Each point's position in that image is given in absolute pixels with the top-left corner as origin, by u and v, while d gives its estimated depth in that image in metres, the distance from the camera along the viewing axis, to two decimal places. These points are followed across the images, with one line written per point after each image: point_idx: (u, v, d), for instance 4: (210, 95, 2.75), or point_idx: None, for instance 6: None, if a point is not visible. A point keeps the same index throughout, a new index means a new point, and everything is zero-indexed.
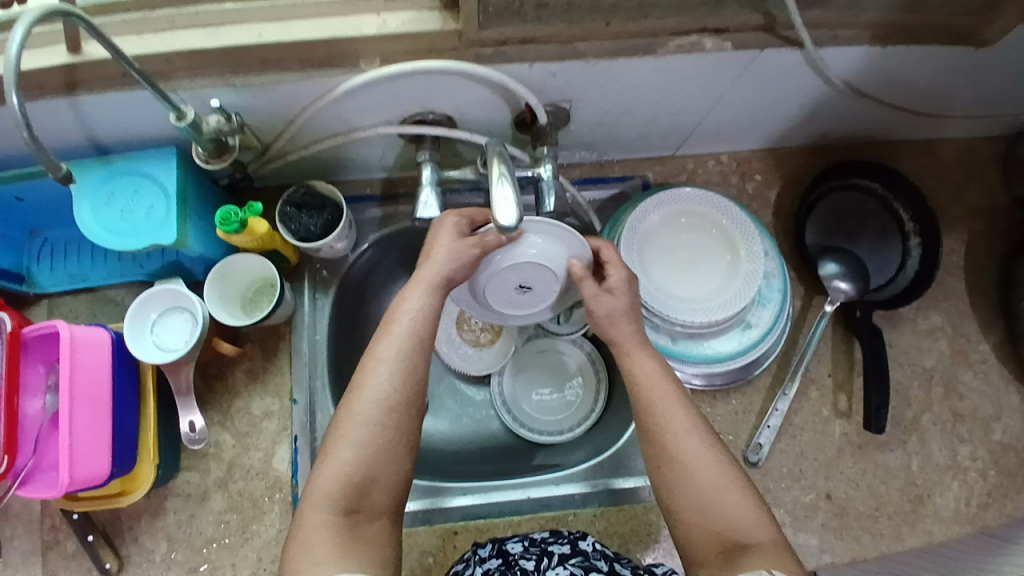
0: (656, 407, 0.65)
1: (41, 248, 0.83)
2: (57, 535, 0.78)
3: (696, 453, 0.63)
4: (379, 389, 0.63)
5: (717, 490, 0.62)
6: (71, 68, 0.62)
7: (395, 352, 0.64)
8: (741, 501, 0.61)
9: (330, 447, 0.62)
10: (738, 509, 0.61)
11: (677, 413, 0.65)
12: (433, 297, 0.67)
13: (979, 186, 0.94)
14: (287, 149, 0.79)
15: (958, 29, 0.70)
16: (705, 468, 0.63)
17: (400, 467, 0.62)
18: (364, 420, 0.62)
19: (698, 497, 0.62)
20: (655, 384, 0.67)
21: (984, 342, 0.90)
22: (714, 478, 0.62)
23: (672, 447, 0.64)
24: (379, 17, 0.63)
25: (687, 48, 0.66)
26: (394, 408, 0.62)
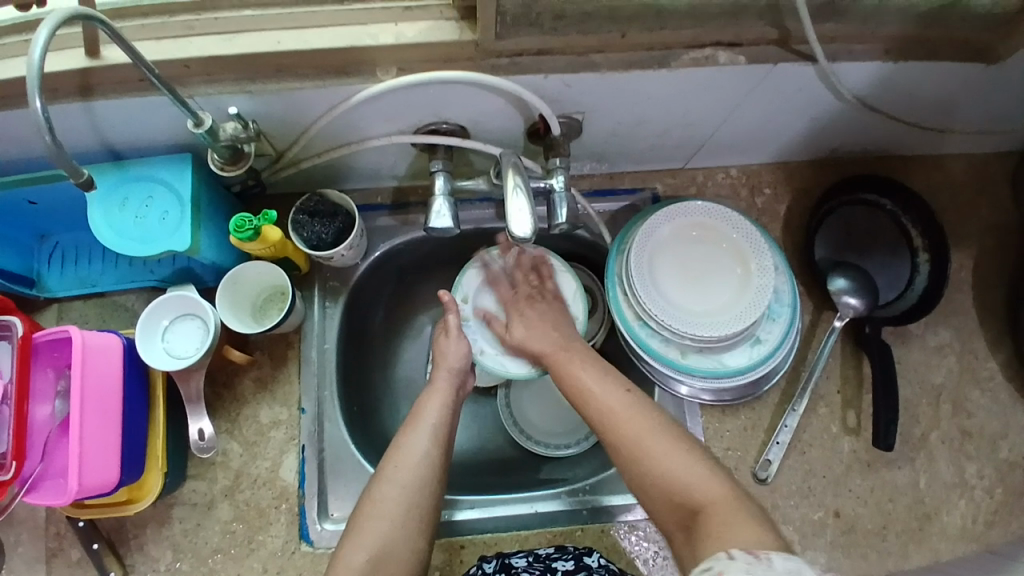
0: (623, 419, 0.67)
1: (52, 252, 0.83)
2: (61, 543, 0.77)
3: (664, 447, 0.64)
4: (404, 466, 0.69)
5: (688, 476, 0.61)
6: (87, 72, 0.63)
7: (421, 439, 0.72)
8: (701, 472, 0.61)
9: (355, 518, 0.67)
10: (696, 479, 0.61)
11: (641, 417, 0.67)
12: (448, 403, 0.76)
13: (986, 203, 0.94)
14: (300, 158, 0.79)
15: (966, 45, 0.71)
16: (677, 459, 0.62)
17: (415, 543, 0.66)
18: (392, 492, 0.67)
19: (672, 485, 0.61)
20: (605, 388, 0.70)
21: (991, 359, 0.89)
22: (686, 464, 0.62)
23: (644, 448, 0.64)
24: (396, 26, 0.64)
25: (701, 61, 0.66)
26: (415, 488, 0.68)
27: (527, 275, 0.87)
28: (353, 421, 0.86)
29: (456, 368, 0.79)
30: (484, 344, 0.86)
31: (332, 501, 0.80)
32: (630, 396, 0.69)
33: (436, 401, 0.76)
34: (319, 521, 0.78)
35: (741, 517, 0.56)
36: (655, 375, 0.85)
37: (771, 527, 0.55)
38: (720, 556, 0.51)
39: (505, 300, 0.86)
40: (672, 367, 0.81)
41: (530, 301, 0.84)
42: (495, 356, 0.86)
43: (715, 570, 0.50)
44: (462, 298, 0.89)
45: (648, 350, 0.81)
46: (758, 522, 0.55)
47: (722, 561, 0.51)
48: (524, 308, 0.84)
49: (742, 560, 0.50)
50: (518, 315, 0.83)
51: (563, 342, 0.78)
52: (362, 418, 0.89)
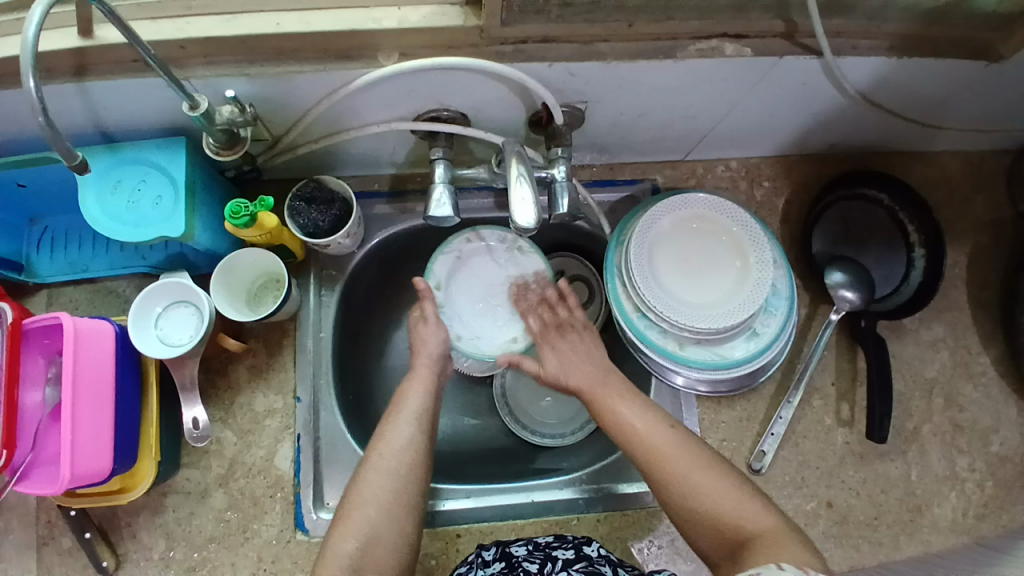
0: (659, 445, 0.68)
1: (41, 236, 0.81)
2: (51, 531, 0.76)
3: (710, 479, 0.65)
4: (388, 455, 0.69)
5: (736, 504, 0.63)
6: (81, 51, 0.61)
7: (405, 427, 0.72)
8: (744, 500, 0.63)
9: (343, 507, 0.66)
10: (738, 507, 0.63)
11: (682, 449, 0.67)
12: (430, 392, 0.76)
13: (982, 200, 0.95)
14: (298, 143, 0.78)
15: (971, 42, 0.71)
16: (723, 490, 0.64)
17: (403, 527, 0.66)
18: (379, 480, 0.67)
19: (723, 517, 0.63)
20: (638, 413, 0.71)
21: (984, 354, 0.90)
22: (733, 496, 0.63)
23: (689, 480, 0.65)
24: (399, 10, 0.62)
25: (708, 52, 0.66)
26: (399, 475, 0.68)
27: (552, 309, 0.85)
28: (349, 410, 0.86)
29: (434, 356, 0.79)
30: (459, 329, 0.87)
31: (328, 490, 0.80)
32: (661, 418, 0.71)
33: (419, 387, 0.76)
34: (314, 510, 0.78)
35: (795, 543, 0.58)
36: (653, 366, 0.85)
37: (817, 551, 0.58)
38: (768, 568, 0.53)
39: (535, 330, 0.84)
40: (670, 359, 0.81)
41: (561, 331, 0.82)
42: (471, 341, 0.87)
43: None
44: (437, 284, 0.88)
45: (646, 342, 0.81)
46: (807, 548, 0.58)
47: (771, 570, 0.52)
48: (557, 341, 0.81)
49: (792, 571, 0.52)
50: (552, 347, 0.81)
51: (599, 373, 0.76)
52: (358, 407, 0.88)
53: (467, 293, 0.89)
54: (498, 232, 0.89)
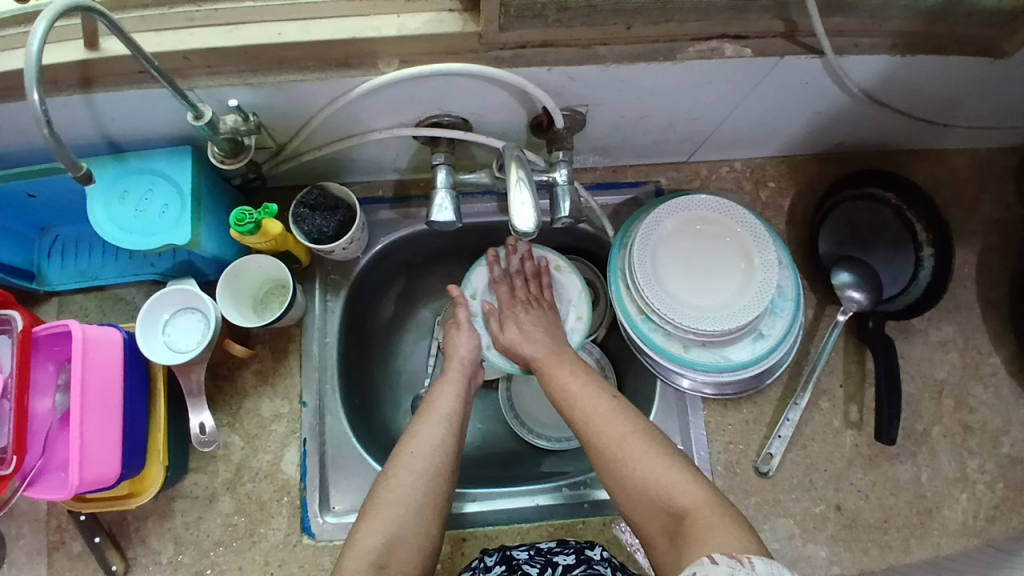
0: (605, 424, 0.68)
1: (52, 244, 0.83)
2: (62, 536, 0.77)
3: (645, 456, 0.64)
4: (419, 456, 0.69)
5: (668, 479, 0.62)
6: (87, 64, 0.62)
7: (433, 430, 0.72)
8: (677, 476, 0.62)
9: (370, 504, 0.67)
10: (671, 480, 0.62)
11: (622, 424, 0.68)
12: (460, 394, 0.77)
13: (990, 199, 0.94)
14: (301, 150, 0.79)
15: (975, 38, 0.70)
16: (656, 466, 0.63)
17: (427, 528, 0.66)
18: (406, 480, 0.68)
19: (654, 492, 0.62)
20: (588, 393, 0.72)
21: (994, 355, 0.89)
22: (668, 472, 0.63)
23: (625, 455, 0.65)
24: (398, 18, 0.63)
25: (707, 54, 0.66)
26: (428, 476, 0.68)
27: (526, 282, 0.87)
28: (354, 414, 0.86)
29: (465, 362, 0.81)
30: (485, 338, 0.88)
31: (334, 494, 0.80)
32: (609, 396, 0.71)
33: (447, 393, 0.77)
34: (320, 514, 0.79)
35: (721, 520, 0.56)
36: (658, 369, 0.85)
37: (750, 529, 0.56)
38: (702, 562, 0.51)
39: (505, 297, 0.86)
40: (675, 362, 0.80)
41: (526, 306, 0.84)
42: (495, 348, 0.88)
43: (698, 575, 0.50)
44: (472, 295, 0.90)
45: (651, 344, 0.81)
46: (735, 525, 0.56)
47: (705, 566, 0.51)
48: (518, 313, 0.84)
49: (723, 565, 0.50)
50: (513, 317, 0.83)
51: (553, 346, 0.79)
52: (363, 411, 0.89)
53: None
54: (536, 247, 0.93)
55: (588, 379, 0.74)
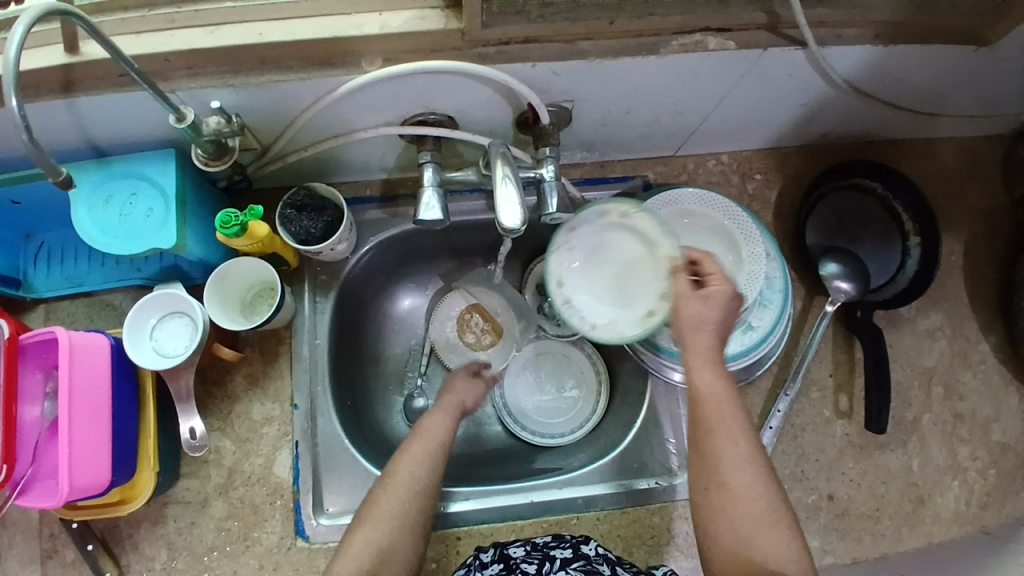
0: (724, 442, 0.61)
1: (38, 251, 0.82)
2: (55, 544, 0.77)
3: (770, 532, 0.59)
4: (413, 471, 0.70)
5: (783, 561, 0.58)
6: (68, 68, 0.61)
7: (425, 451, 0.72)
8: (783, 541, 0.59)
9: (360, 515, 0.67)
10: (774, 541, 0.59)
11: (758, 489, 0.60)
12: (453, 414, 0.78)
13: (977, 187, 0.94)
14: (286, 151, 0.78)
15: (958, 28, 0.71)
16: (775, 538, 0.59)
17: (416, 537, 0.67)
18: (397, 494, 0.68)
19: (752, 546, 0.59)
20: (718, 403, 0.62)
21: (983, 342, 0.90)
22: (789, 557, 0.58)
23: (735, 494, 0.60)
24: (381, 16, 0.63)
25: (690, 48, 0.65)
26: (421, 490, 0.69)
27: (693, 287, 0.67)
28: (346, 415, 0.86)
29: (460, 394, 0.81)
30: (594, 315, 0.76)
31: (327, 496, 0.80)
32: (735, 405, 0.62)
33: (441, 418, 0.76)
34: (314, 517, 0.78)
35: None
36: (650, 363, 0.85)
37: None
38: None
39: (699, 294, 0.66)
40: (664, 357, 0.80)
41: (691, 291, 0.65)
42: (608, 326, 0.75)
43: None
44: (564, 298, 0.77)
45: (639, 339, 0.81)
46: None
47: None
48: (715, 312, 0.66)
49: None
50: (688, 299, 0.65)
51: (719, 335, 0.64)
52: (355, 412, 0.89)
53: (591, 279, 0.78)
54: (594, 210, 0.77)
55: (742, 430, 0.61)
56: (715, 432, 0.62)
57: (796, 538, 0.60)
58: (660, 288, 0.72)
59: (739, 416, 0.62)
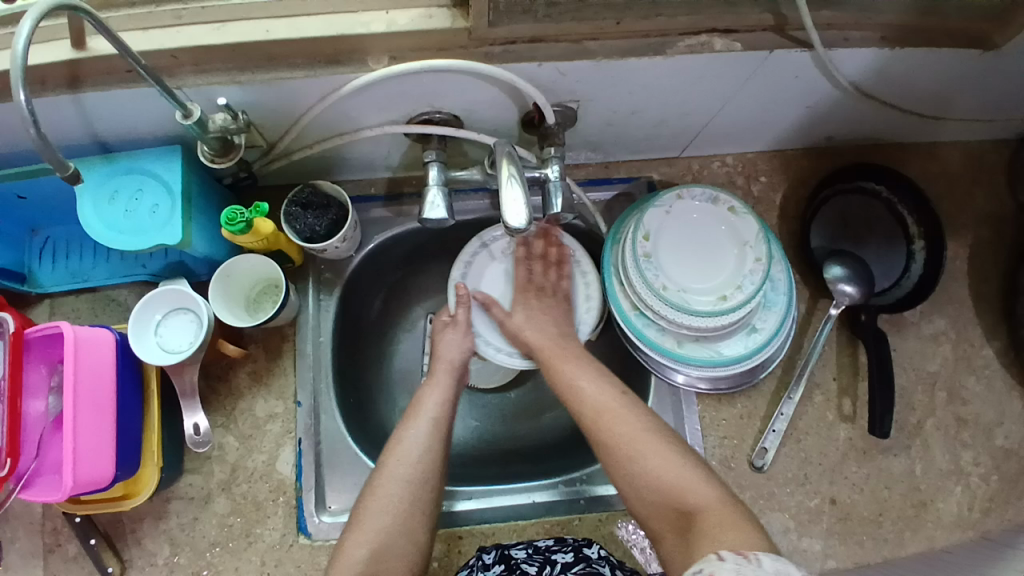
0: (614, 425, 0.69)
1: (43, 245, 0.82)
2: (57, 539, 0.77)
3: (686, 484, 0.63)
4: (405, 463, 0.70)
5: (698, 493, 0.62)
6: (75, 63, 0.62)
7: (420, 434, 0.73)
8: (700, 488, 0.62)
9: (358, 512, 0.68)
10: (694, 492, 0.62)
11: (664, 455, 0.65)
12: (448, 391, 0.78)
13: (981, 191, 0.94)
14: (292, 149, 0.78)
15: (965, 32, 0.70)
16: (693, 488, 0.62)
17: (415, 536, 0.67)
18: (393, 490, 0.68)
19: (676, 503, 0.62)
20: (606, 405, 0.71)
21: (987, 347, 0.90)
22: (696, 484, 0.62)
23: (640, 462, 0.66)
24: (388, 14, 0.63)
25: (697, 48, 0.65)
26: (417, 483, 0.69)
27: (547, 266, 0.88)
28: (350, 413, 0.86)
29: (454, 363, 0.81)
30: (665, 279, 0.80)
31: (330, 493, 0.80)
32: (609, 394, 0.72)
33: (436, 395, 0.77)
34: (316, 514, 0.78)
35: (741, 526, 0.57)
36: (652, 364, 0.85)
37: (762, 532, 0.56)
38: (708, 560, 0.52)
39: (517, 283, 0.87)
40: (668, 357, 0.80)
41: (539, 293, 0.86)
42: (676, 293, 0.79)
43: (706, 571, 0.51)
44: (644, 253, 0.80)
45: (644, 340, 0.80)
46: (746, 529, 0.56)
47: (712, 562, 0.51)
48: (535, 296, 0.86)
49: (731, 561, 0.51)
50: (525, 305, 0.85)
51: (554, 341, 0.81)
52: (358, 409, 0.89)
53: (670, 245, 0.82)
54: (708, 193, 0.82)
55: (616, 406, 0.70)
56: (608, 423, 0.69)
57: (709, 483, 0.63)
58: (757, 275, 0.78)
59: (615, 400, 0.71)
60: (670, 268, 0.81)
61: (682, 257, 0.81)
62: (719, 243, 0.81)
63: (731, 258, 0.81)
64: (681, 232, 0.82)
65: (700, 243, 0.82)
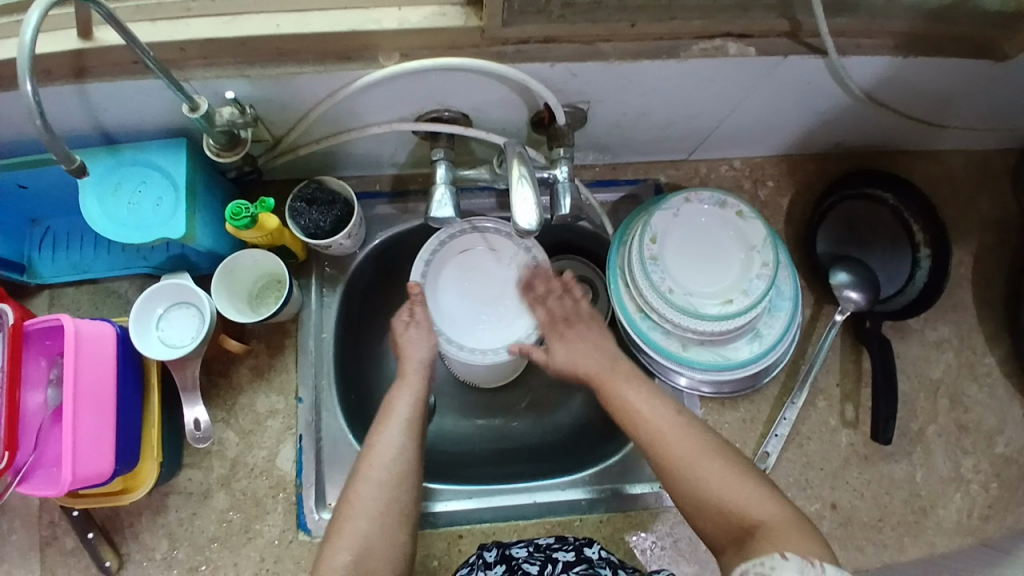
0: (672, 435, 0.68)
1: (43, 236, 0.81)
2: (55, 532, 0.76)
3: (747, 492, 0.63)
4: (379, 467, 0.70)
5: (749, 500, 0.62)
6: (81, 54, 0.61)
7: (391, 440, 0.72)
8: (761, 498, 0.62)
9: (337, 518, 0.67)
10: (753, 500, 0.62)
11: (721, 466, 0.65)
12: (419, 392, 0.77)
13: (987, 199, 0.94)
14: (298, 144, 0.78)
15: (978, 41, 0.70)
16: (751, 496, 0.63)
17: (398, 538, 0.67)
18: (369, 493, 0.68)
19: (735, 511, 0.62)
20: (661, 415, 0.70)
21: (989, 355, 0.90)
22: (757, 495, 0.63)
23: (697, 471, 0.65)
24: (400, 11, 0.62)
25: (711, 52, 0.65)
26: (394, 486, 0.69)
27: (564, 297, 0.85)
28: (351, 410, 0.85)
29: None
30: (671, 283, 0.79)
31: (329, 490, 0.80)
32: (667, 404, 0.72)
33: (408, 395, 0.76)
34: (317, 511, 0.78)
35: (804, 534, 0.57)
36: (656, 367, 0.85)
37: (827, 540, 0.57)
38: (774, 558, 0.54)
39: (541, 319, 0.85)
40: (673, 361, 0.80)
41: (568, 323, 0.83)
42: (682, 296, 0.79)
43: (767, 566, 0.53)
44: (651, 256, 0.80)
45: (649, 342, 0.80)
46: (809, 537, 0.57)
47: (775, 561, 0.53)
48: (567, 330, 0.82)
49: (795, 562, 0.53)
50: (562, 338, 0.82)
51: (608, 363, 0.77)
52: (360, 406, 0.89)
53: (677, 248, 0.81)
54: (715, 196, 0.82)
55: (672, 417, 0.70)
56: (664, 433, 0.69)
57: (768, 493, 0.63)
58: (764, 281, 0.78)
59: (668, 411, 0.70)
60: (676, 271, 0.80)
61: (688, 261, 0.81)
62: (725, 247, 0.81)
63: (738, 262, 0.81)
64: (687, 234, 0.82)
65: (706, 246, 0.81)
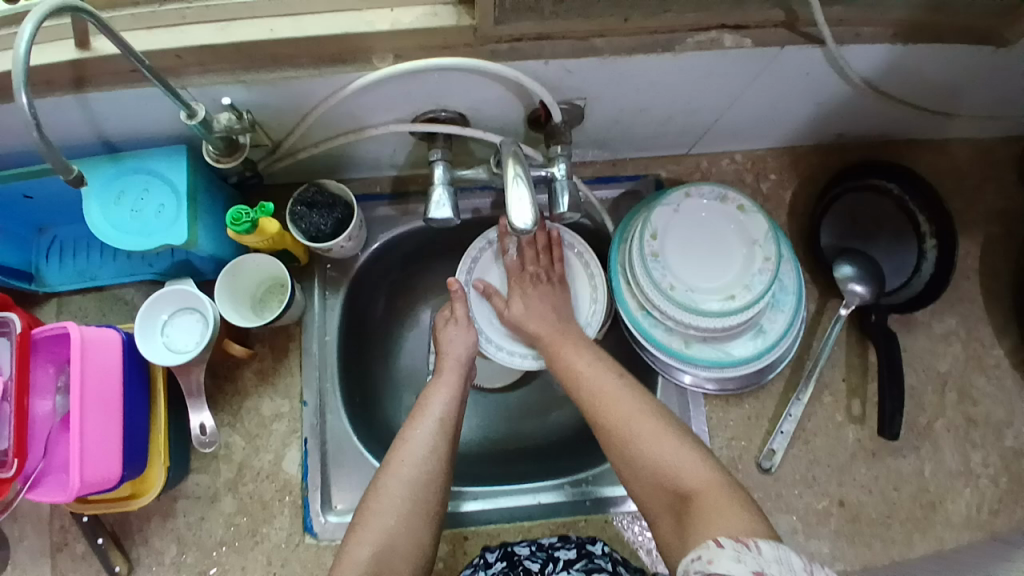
0: (612, 405, 0.69)
1: (50, 245, 0.83)
2: (66, 537, 0.77)
3: (683, 462, 0.63)
4: (409, 463, 0.70)
5: (682, 469, 0.62)
6: (79, 63, 0.61)
7: (425, 435, 0.72)
8: (697, 467, 0.62)
9: (361, 514, 0.67)
10: (689, 468, 0.62)
11: (663, 437, 0.65)
12: (454, 393, 0.77)
13: (994, 189, 0.93)
14: (297, 148, 0.78)
15: (978, 27, 0.69)
16: (687, 464, 0.62)
17: (419, 536, 0.67)
18: (397, 490, 0.68)
19: (669, 482, 0.62)
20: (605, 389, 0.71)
21: (998, 346, 0.88)
22: (692, 463, 0.62)
23: (636, 443, 0.65)
24: (392, 12, 0.62)
25: (706, 45, 0.64)
26: (419, 485, 0.69)
27: (539, 253, 0.86)
28: (355, 412, 0.86)
29: (460, 360, 0.80)
30: (672, 279, 0.79)
31: (336, 493, 0.80)
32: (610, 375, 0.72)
33: (443, 395, 0.76)
34: (322, 514, 0.79)
35: (732, 502, 0.57)
36: (659, 364, 0.84)
37: (754, 509, 0.56)
38: (707, 546, 0.51)
39: (509, 274, 0.86)
40: (676, 358, 0.80)
41: (534, 280, 0.85)
42: (684, 292, 0.79)
43: (704, 559, 0.50)
44: (651, 253, 0.79)
45: (651, 340, 0.80)
46: (749, 513, 0.56)
47: (711, 549, 0.51)
48: (527, 289, 0.84)
49: (729, 548, 0.50)
50: (521, 292, 0.84)
51: (555, 324, 0.80)
52: (364, 408, 0.89)
53: (677, 244, 0.81)
54: (716, 190, 0.81)
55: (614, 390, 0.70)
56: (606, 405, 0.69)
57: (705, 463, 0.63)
58: (766, 276, 0.77)
59: (612, 381, 0.71)
60: (677, 268, 0.80)
61: (690, 256, 0.80)
62: (727, 242, 0.81)
63: (739, 257, 0.80)
64: (689, 230, 0.81)
65: (709, 242, 0.81)
